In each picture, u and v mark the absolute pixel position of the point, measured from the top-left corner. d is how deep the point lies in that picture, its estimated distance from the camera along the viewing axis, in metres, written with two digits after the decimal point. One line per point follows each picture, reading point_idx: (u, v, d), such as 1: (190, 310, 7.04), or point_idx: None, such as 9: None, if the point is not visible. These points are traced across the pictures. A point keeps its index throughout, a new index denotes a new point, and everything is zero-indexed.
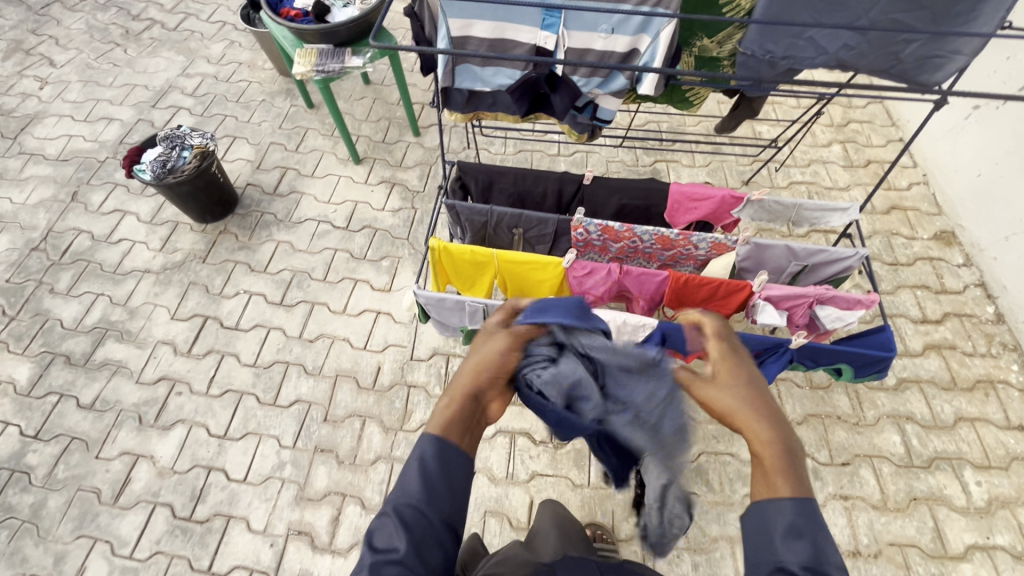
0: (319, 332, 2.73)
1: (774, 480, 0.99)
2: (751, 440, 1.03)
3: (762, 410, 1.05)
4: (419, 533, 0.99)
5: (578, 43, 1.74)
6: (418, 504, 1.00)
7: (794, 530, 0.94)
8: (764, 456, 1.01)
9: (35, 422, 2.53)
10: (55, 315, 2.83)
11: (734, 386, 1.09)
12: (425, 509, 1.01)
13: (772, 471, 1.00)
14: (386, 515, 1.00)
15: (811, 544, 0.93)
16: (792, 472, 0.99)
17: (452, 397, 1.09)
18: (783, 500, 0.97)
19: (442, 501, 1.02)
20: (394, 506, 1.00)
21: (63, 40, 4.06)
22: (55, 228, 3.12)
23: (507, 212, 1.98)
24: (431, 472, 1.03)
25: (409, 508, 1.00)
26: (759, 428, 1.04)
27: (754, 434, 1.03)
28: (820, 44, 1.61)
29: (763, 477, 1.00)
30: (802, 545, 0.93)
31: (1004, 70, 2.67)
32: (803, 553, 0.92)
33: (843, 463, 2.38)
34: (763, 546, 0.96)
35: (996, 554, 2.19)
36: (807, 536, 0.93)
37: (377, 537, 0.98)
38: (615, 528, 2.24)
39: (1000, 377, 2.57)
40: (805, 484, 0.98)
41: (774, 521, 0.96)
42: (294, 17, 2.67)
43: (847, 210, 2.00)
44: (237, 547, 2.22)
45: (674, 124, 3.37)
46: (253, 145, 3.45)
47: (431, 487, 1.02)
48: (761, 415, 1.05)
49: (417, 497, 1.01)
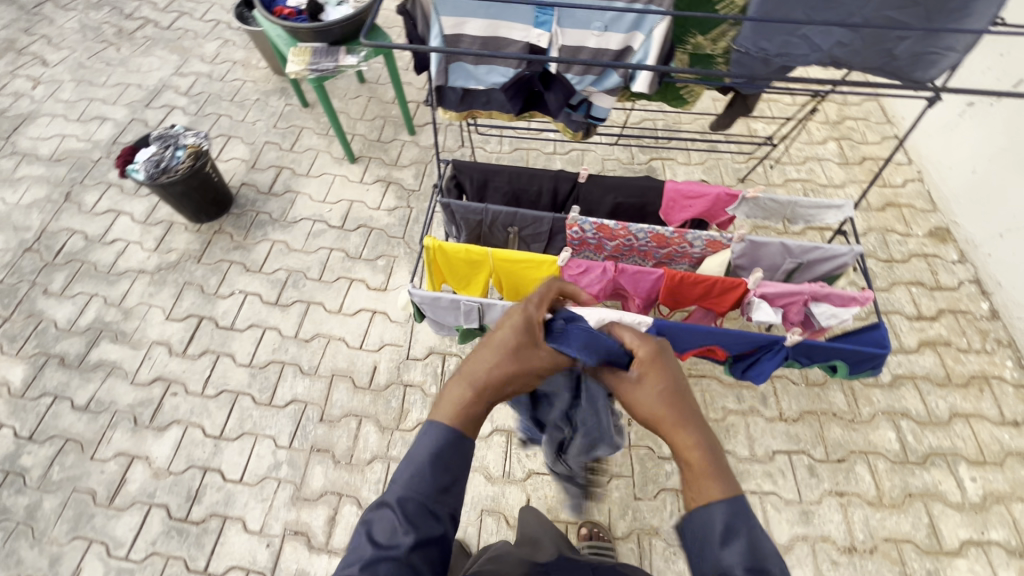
0: (315, 332, 2.73)
1: (704, 484, 1.01)
2: (681, 446, 1.05)
3: (687, 416, 1.08)
4: (424, 526, 1.02)
5: (571, 41, 1.73)
6: (424, 501, 1.03)
7: (729, 531, 0.97)
8: (694, 461, 1.03)
9: (30, 423, 2.52)
10: (49, 316, 2.81)
11: (659, 393, 1.11)
12: (431, 503, 1.04)
13: (704, 475, 1.01)
14: (391, 506, 1.02)
15: (745, 543, 0.96)
16: (720, 474, 1.02)
17: (483, 391, 1.10)
18: (714, 504, 0.99)
19: (448, 497, 1.06)
20: (399, 498, 1.03)
21: (55, 40, 4.03)
22: (48, 228, 3.10)
23: (502, 211, 1.97)
24: (440, 464, 1.05)
25: (415, 505, 1.03)
26: (687, 433, 1.06)
27: (683, 441, 1.06)
28: (814, 41, 1.61)
29: (694, 481, 1.02)
30: (735, 546, 0.96)
31: (998, 66, 2.67)
32: (740, 553, 0.95)
33: (838, 460, 2.39)
34: (702, 552, 0.99)
35: (991, 549, 2.20)
36: (738, 535, 0.97)
37: (378, 529, 1.00)
38: (611, 526, 2.24)
39: (994, 373, 2.58)
40: (733, 483, 1.01)
41: (710, 524, 0.98)
42: (287, 15, 2.65)
43: (842, 207, 2.00)
44: (234, 547, 2.21)
45: (670, 122, 3.37)
46: (247, 144, 3.44)
47: (438, 481, 1.05)
48: (687, 419, 1.08)
49: (424, 491, 1.04)
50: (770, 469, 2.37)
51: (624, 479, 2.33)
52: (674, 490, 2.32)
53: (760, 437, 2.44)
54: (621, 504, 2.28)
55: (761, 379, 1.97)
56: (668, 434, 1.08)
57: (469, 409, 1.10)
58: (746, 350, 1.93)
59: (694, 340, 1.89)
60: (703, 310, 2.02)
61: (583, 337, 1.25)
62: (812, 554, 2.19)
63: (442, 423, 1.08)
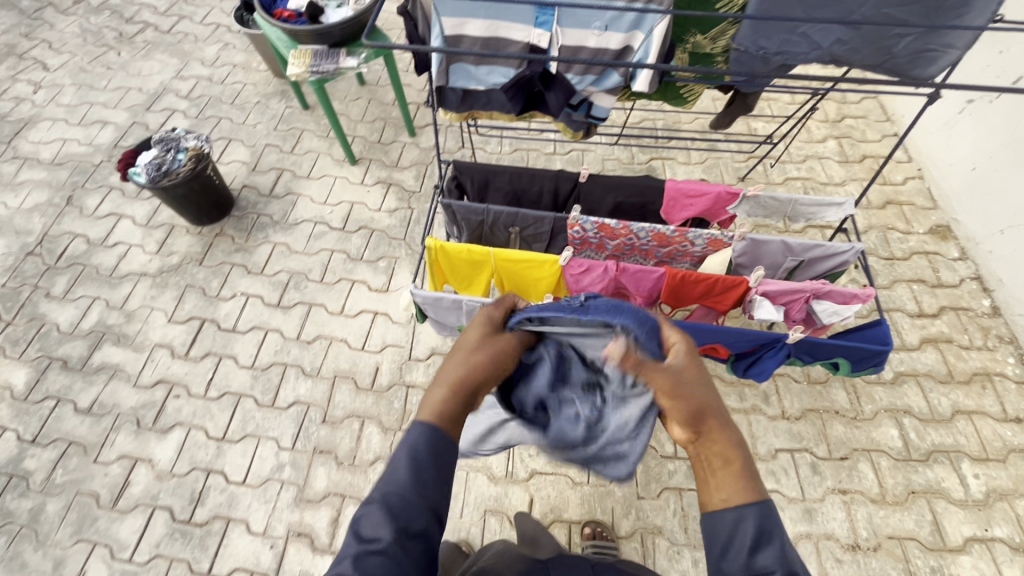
0: (317, 333, 2.73)
1: (740, 486, 1.01)
2: (717, 444, 1.06)
3: (720, 417, 1.08)
4: (406, 521, 0.98)
5: (571, 41, 1.74)
6: (407, 492, 1.00)
7: (763, 535, 0.96)
8: (730, 459, 1.04)
9: (33, 427, 2.52)
10: (52, 319, 2.82)
11: (698, 388, 1.09)
12: (414, 498, 1.00)
13: (738, 475, 1.02)
14: (374, 502, 1.00)
15: (780, 548, 0.96)
16: (751, 478, 1.02)
17: (457, 387, 1.12)
18: (752, 506, 0.98)
19: (431, 488, 1.02)
20: (383, 494, 1.00)
21: (56, 44, 4.04)
22: (50, 232, 3.11)
23: (504, 211, 1.98)
24: (421, 458, 1.04)
25: (397, 496, 1.00)
26: (723, 433, 1.06)
27: (718, 440, 1.06)
28: (813, 39, 1.62)
29: (729, 481, 1.02)
30: (768, 551, 0.95)
31: (997, 63, 2.68)
32: (776, 557, 0.95)
33: (841, 458, 2.38)
34: (729, 552, 0.97)
35: (994, 545, 2.20)
36: (771, 541, 0.96)
37: (364, 526, 0.98)
38: (615, 525, 2.24)
39: (996, 370, 2.58)
40: (764, 489, 1.01)
41: (744, 526, 0.97)
42: (287, 18, 2.66)
43: (843, 204, 2.00)
44: (237, 549, 2.21)
45: (670, 121, 3.38)
46: (248, 147, 3.44)
47: (421, 474, 1.02)
48: (722, 418, 1.08)
49: (406, 485, 1.01)
50: (772, 467, 2.37)
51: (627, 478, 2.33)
52: (676, 489, 2.31)
53: (763, 435, 2.44)
54: (624, 503, 2.28)
55: (764, 378, 1.98)
56: (701, 431, 1.07)
57: (452, 411, 1.10)
58: (748, 349, 1.94)
59: (695, 339, 1.89)
60: (705, 308, 2.03)
61: (607, 305, 1.14)
62: (816, 553, 2.19)
63: (424, 422, 1.08)
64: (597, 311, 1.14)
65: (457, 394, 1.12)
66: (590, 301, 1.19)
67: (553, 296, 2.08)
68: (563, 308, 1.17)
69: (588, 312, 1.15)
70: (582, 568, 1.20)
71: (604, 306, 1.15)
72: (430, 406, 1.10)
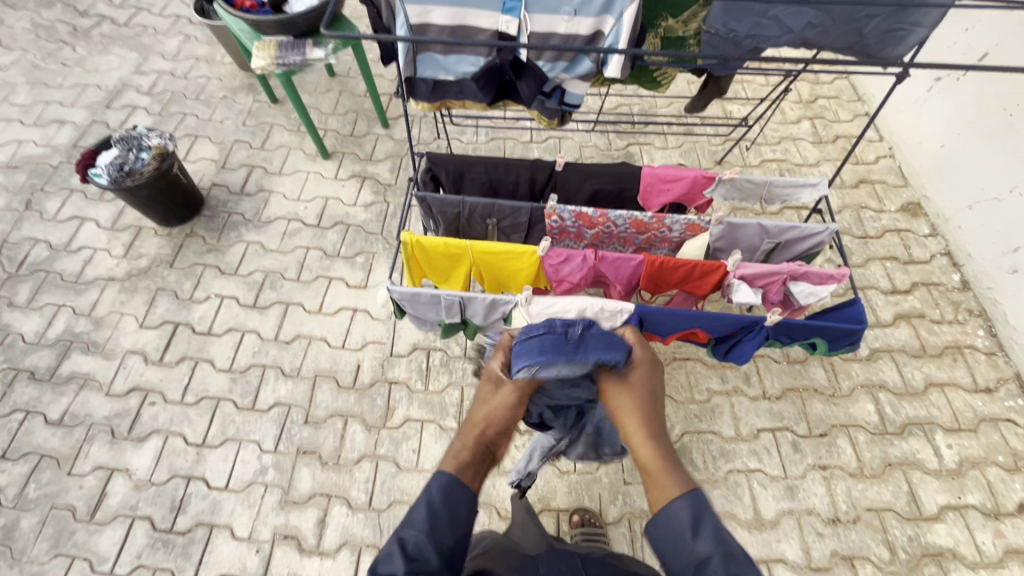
0: (295, 333, 2.68)
1: (668, 481, 1.16)
2: (642, 448, 1.23)
3: (649, 421, 1.27)
4: (417, 561, 1.07)
5: (541, 27, 1.70)
6: (421, 536, 1.10)
7: (699, 523, 1.09)
8: (652, 463, 1.20)
9: (1, 441, 2.43)
10: (16, 329, 2.72)
11: (631, 395, 1.32)
12: (426, 539, 1.09)
13: (662, 475, 1.18)
14: (390, 542, 1.10)
15: (713, 535, 1.07)
16: (677, 475, 1.17)
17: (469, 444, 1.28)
18: (677, 500, 1.12)
19: (442, 534, 1.12)
20: (400, 536, 1.10)
21: (6, 41, 3.85)
22: (9, 239, 2.99)
23: (480, 203, 1.95)
24: (435, 505, 1.15)
25: (412, 536, 1.10)
26: (647, 435, 1.24)
27: (643, 444, 1.24)
28: (784, 23, 1.62)
29: (655, 480, 1.18)
30: (704, 536, 1.07)
31: (963, 41, 2.71)
32: (712, 541, 1.07)
33: (821, 434, 2.43)
34: (674, 544, 1.10)
35: (967, 512, 2.27)
36: (707, 527, 1.08)
37: (380, 566, 1.06)
38: (602, 512, 2.26)
39: (967, 342, 2.65)
40: (690, 483, 1.15)
41: (678, 519, 1.11)
42: (249, 7, 2.52)
43: (817, 185, 2.01)
44: (222, 556, 2.18)
45: (646, 106, 3.37)
46: (216, 144, 3.34)
47: (433, 517, 1.13)
48: (646, 422, 1.27)
49: (420, 527, 1.11)
50: (755, 447, 2.40)
51: (613, 464, 2.34)
52: None
53: (745, 416, 2.48)
54: (611, 489, 2.30)
55: (744, 360, 1.99)
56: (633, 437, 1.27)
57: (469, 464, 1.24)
58: (727, 333, 1.94)
59: (675, 325, 1.88)
60: (685, 293, 2.04)
61: (603, 340, 1.38)
62: (798, 528, 2.24)
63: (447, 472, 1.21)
64: (592, 346, 1.37)
65: (474, 451, 1.26)
66: (586, 332, 1.40)
67: (534, 287, 2.07)
68: (560, 350, 1.35)
69: (582, 350, 1.35)
70: (572, 561, 1.29)
71: (598, 341, 1.38)
72: (453, 459, 1.24)
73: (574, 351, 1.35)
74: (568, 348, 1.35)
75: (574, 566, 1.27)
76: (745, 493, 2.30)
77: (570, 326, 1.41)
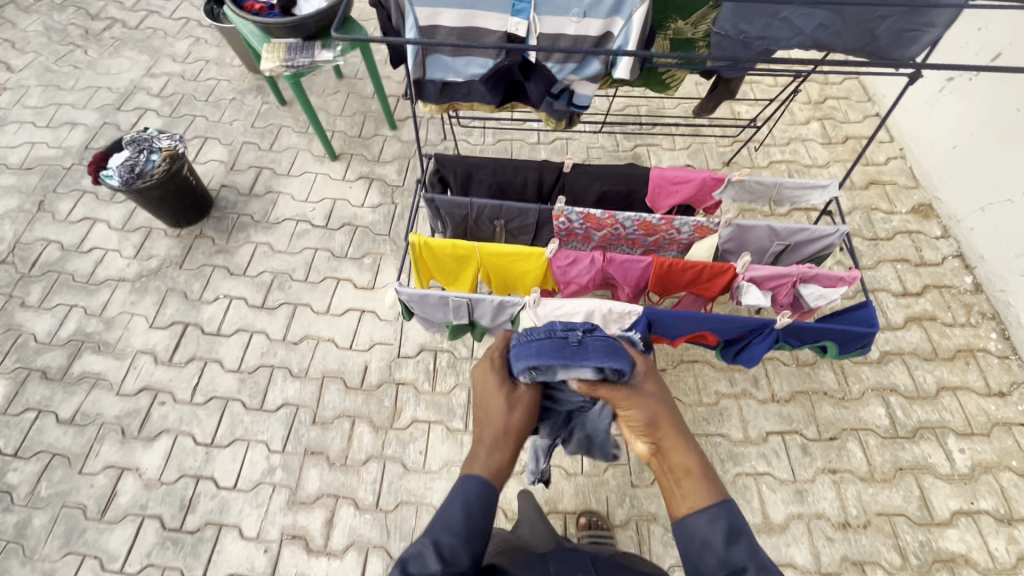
0: (303, 333, 2.69)
1: (704, 488, 1.16)
2: (675, 455, 1.21)
3: (678, 427, 1.24)
4: (451, 564, 1.08)
5: (549, 29, 1.70)
6: (458, 540, 1.11)
7: (734, 533, 1.11)
8: (687, 470, 1.19)
9: (14, 440, 2.46)
10: (29, 329, 2.75)
11: (656, 400, 1.26)
12: (462, 544, 1.11)
13: (698, 482, 1.17)
14: (425, 544, 1.10)
15: (748, 546, 1.10)
16: (710, 482, 1.18)
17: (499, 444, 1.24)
18: (713, 508, 1.13)
19: (477, 539, 1.13)
20: (435, 538, 1.11)
21: (19, 43, 3.90)
22: (22, 239, 3.02)
23: (488, 204, 1.95)
24: (471, 506, 1.16)
25: (447, 539, 1.11)
26: (681, 441, 1.22)
27: (678, 450, 1.21)
28: (796, 24, 1.60)
29: (689, 487, 1.17)
30: (740, 545, 1.10)
31: (976, 41, 2.69)
32: (746, 552, 1.09)
33: (831, 438, 2.41)
34: (706, 551, 1.11)
35: (980, 517, 2.24)
36: (741, 537, 1.10)
37: (410, 564, 1.07)
38: (609, 514, 2.25)
39: (980, 345, 2.62)
40: (723, 491, 1.16)
41: (713, 528, 1.11)
42: (258, 10, 2.54)
43: (827, 186, 2.00)
44: (231, 555, 2.19)
45: (653, 107, 3.36)
46: (225, 145, 3.36)
47: (470, 523, 1.14)
48: (676, 427, 1.24)
49: (457, 533, 1.12)
50: (764, 451, 2.39)
51: (621, 466, 2.33)
52: None
53: (754, 419, 2.46)
54: (618, 491, 2.29)
55: (753, 363, 1.99)
56: (663, 443, 1.23)
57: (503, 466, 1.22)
58: (736, 335, 1.93)
59: (682, 327, 1.87)
60: (693, 295, 2.03)
61: (605, 345, 1.25)
62: (807, 532, 2.22)
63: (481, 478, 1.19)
64: (592, 350, 1.23)
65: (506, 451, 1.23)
66: (587, 337, 1.27)
67: (541, 289, 2.06)
68: (558, 352, 1.23)
69: (583, 355, 1.22)
70: (581, 559, 1.26)
71: (601, 345, 1.25)
72: (484, 462, 1.22)
73: (573, 354, 1.23)
74: (566, 350, 1.23)
75: (585, 565, 1.24)
76: (753, 497, 2.29)
77: (570, 330, 1.28)
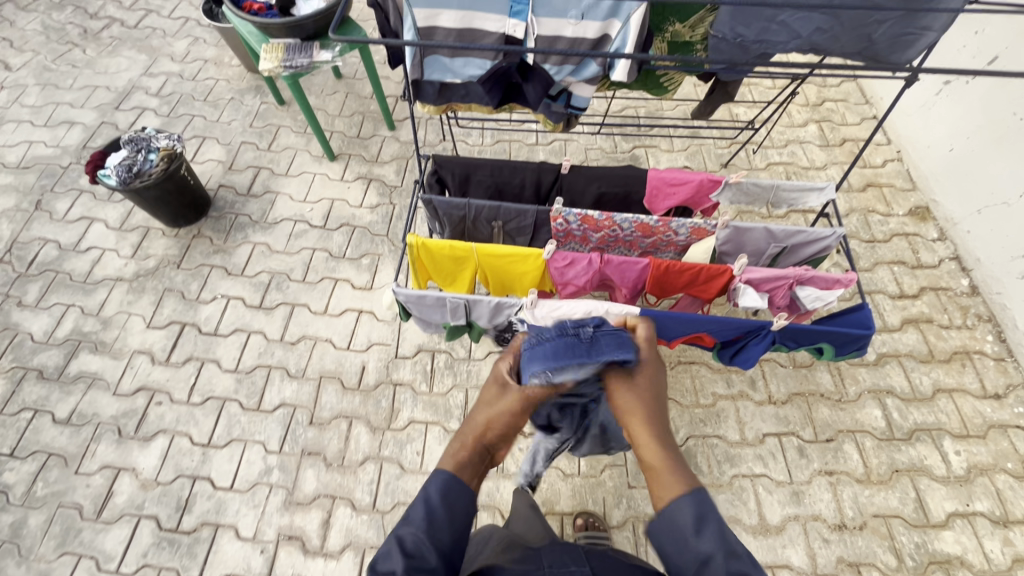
0: (301, 334, 2.69)
1: (671, 481, 1.15)
2: (645, 450, 1.20)
3: (650, 420, 1.22)
4: (416, 560, 1.09)
5: (547, 31, 1.71)
6: (420, 532, 1.12)
7: (702, 520, 1.10)
8: (656, 464, 1.18)
9: (10, 439, 2.46)
10: (25, 329, 2.74)
11: (633, 395, 1.26)
12: (425, 537, 1.11)
13: (666, 476, 1.16)
14: (389, 541, 1.11)
15: (716, 532, 1.09)
16: (680, 476, 1.15)
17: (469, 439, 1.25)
18: (679, 501, 1.12)
19: (441, 532, 1.13)
20: (399, 534, 1.12)
21: (17, 42, 3.89)
22: (19, 239, 3.01)
23: (485, 205, 1.95)
24: (434, 503, 1.16)
25: (412, 534, 1.12)
26: (650, 436, 1.20)
27: (648, 444, 1.20)
28: (793, 28, 1.61)
29: (658, 481, 1.17)
30: (708, 534, 1.09)
31: (973, 44, 2.70)
32: (715, 540, 1.08)
33: (827, 440, 2.42)
34: (680, 544, 1.11)
35: (976, 519, 2.25)
36: (709, 524, 1.10)
37: (377, 563, 1.08)
38: (606, 515, 2.26)
39: (976, 348, 2.63)
40: (692, 484, 1.14)
41: (682, 517, 1.11)
42: (256, 10, 2.54)
43: (824, 189, 2.00)
44: (226, 556, 2.19)
45: (652, 109, 3.37)
46: (223, 145, 3.36)
47: (433, 516, 1.14)
48: (649, 421, 1.22)
49: (419, 526, 1.13)
50: (761, 452, 2.39)
51: (618, 467, 2.34)
52: None
53: (751, 420, 2.46)
54: (615, 492, 2.29)
55: (750, 365, 1.99)
56: (636, 436, 1.22)
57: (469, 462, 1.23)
58: (733, 337, 1.93)
59: (681, 329, 1.88)
60: (691, 297, 2.04)
61: (615, 339, 1.30)
62: (803, 534, 2.22)
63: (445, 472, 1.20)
64: (605, 346, 1.28)
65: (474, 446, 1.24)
66: (597, 333, 1.32)
67: (539, 290, 2.06)
68: (573, 351, 1.26)
69: (598, 351, 1.27)
70: (575, 553, 1.26)
71: (610, 340, 1.30)
72: (450, 456, 1.23)
73: (587, 352, 1.27)
74: (581, 349, 1.27)
75: (578, 555, 1.25)
76: (750, 498, 2.29)
77: (580, 328, 1.32)
